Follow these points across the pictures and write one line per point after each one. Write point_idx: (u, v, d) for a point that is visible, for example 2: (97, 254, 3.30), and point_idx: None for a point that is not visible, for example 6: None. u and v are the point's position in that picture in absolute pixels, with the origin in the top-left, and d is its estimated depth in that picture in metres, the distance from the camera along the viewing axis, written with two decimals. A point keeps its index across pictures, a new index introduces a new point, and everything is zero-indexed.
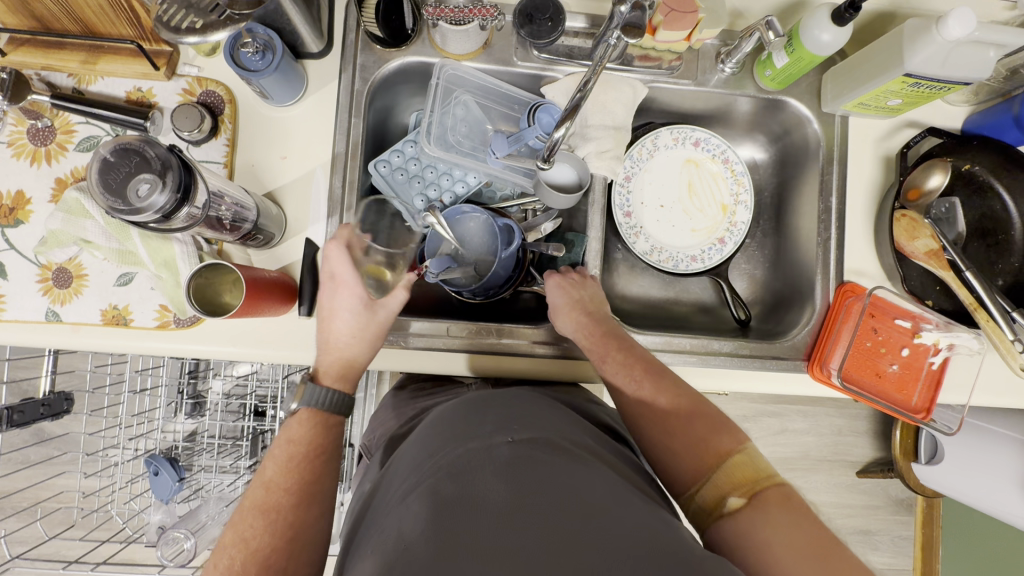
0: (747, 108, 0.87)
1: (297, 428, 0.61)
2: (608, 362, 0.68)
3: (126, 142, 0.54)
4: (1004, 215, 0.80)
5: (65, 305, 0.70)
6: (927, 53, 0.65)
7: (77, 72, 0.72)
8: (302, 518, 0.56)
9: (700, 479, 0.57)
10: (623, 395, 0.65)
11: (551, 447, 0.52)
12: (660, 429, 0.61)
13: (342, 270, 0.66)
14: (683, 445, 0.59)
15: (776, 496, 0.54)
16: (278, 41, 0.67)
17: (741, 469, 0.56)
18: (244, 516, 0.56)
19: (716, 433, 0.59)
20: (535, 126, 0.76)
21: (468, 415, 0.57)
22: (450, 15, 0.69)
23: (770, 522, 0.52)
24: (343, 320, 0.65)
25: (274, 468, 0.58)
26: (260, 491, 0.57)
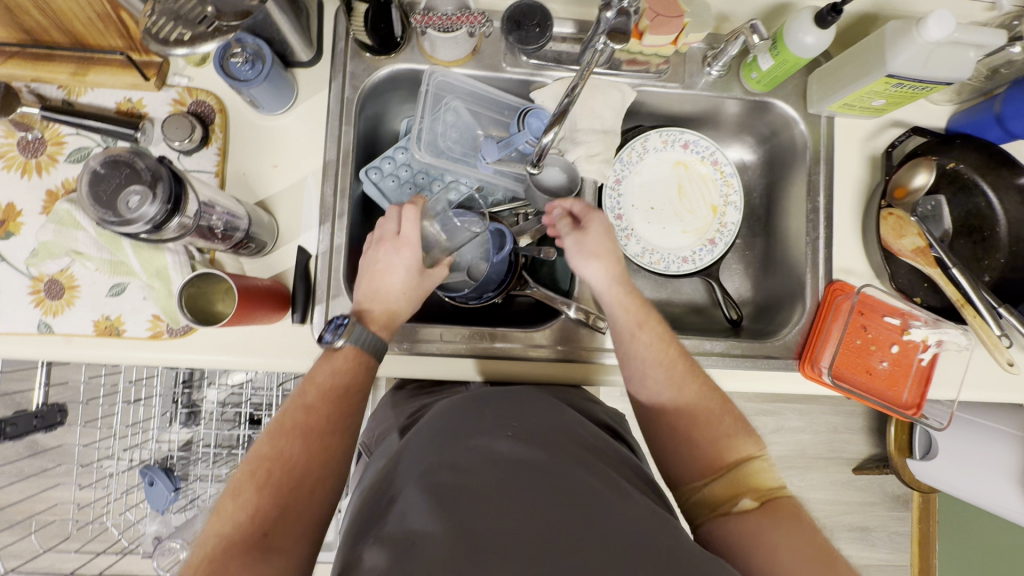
0: (735, 110, 0.87)
1: (340, 363, 0.61)
2: (642, 331, 0.67)
3: (115, 154, 0.54)
4: (989, 212, 0.82)
5: (57, 317, 0.70)
6: (908, 54, 0.66)
7: (66, 84, 0.72)
8: (335, 446, 0.57)
9: (712, 475, 0.59)
10: (652, 367, 0.65)
11: (552, 447, 0.53)
12: (688, 413, 0.62)
13: (408, 228, 0.68)
14: (702, 443, 0.61)
15: (787, 506, 0.56)
16: (267, 51, 0.67)
17: (757, 477, 0.58)
18: (282, 432, 0.55)
19: (738, 435, 0.61)
20: (524, 131, 0.78)
21: (470, 414, 0.58)
22: (438, 23, 0.69)
23: (779, 525, 0.54)
24: (400, 276, 0.67)
25: (316, 394, 0.59)
26: (299, 413, 0.57)
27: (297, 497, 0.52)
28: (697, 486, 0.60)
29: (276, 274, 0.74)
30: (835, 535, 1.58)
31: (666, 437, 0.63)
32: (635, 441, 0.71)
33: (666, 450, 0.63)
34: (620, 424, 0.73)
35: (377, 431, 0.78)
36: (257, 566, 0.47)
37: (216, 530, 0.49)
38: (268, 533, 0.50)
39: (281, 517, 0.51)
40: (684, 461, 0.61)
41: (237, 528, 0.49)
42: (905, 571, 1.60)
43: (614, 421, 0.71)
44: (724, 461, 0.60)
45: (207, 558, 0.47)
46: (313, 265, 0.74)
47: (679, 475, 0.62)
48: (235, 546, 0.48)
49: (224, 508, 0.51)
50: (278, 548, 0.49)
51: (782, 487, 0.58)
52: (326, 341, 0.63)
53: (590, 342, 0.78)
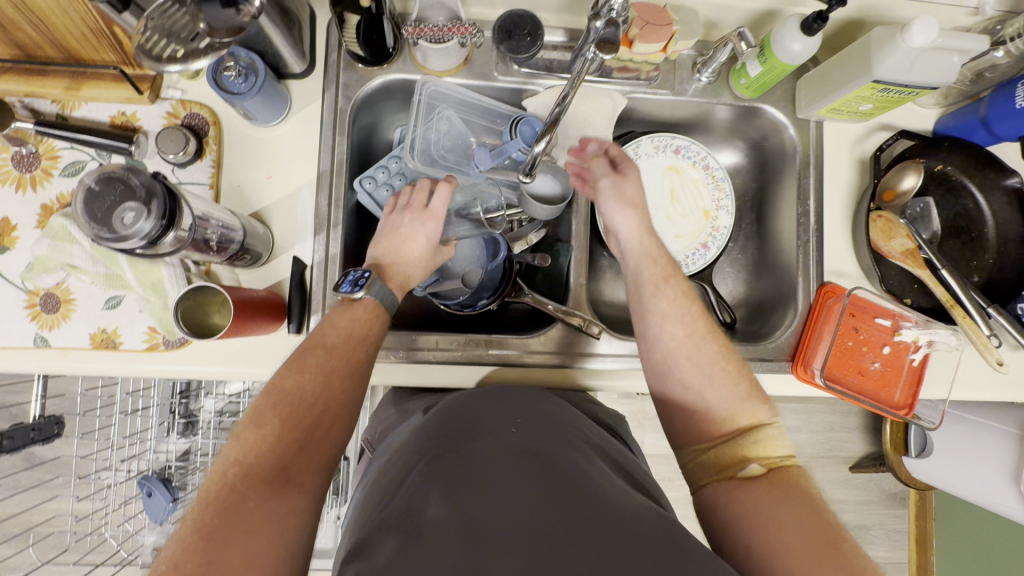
0: (725, 116, 0.88)
1: (359, 312, 0.63)
2: (666, 285, 0.67)
3: (109, 170, 0.54)
4: (978, 213, 0.83)
5: (54, 330, 0.70)
6: (893, 60, 0.67)
7: (60, 99, 0.72)
8: (350, 389, 0.58)
9: (723, 435, 0.60)
10: (672, 322, 0.65)
11: (553, 439, 0.55)
12: (704, 372, 0.62)
13: (434, 200, 0.73)
14: (717, 398, 0.61)
15: (795, 478, 0.56)
16: (260, 64, 0.68)
17: (767, 445, 0.59)
18: (304, 367, 0.57)
19: (752, 400, 0.61)
20: (516, 139, 0.76)
21: (471, 405, 0.60)
22: (429, 34, 0.70)
23: (785, 495, 0.54)
24: (421, 243, 0.71)
25: (335, 335, 0.61)
26: (319, 351, 0.59)
27: (314, 436, 0.54)
28: (704, 446, 0.61)
29: (272, 285, 0.74)
30: None
31: (677, 392, 0.63)
32: (632, 439, 0.75)
33: (676, 405, 0.63)
34: (616, 423, 0.75)
35: (379, 428, 0.79)
36: (275, 496, 0.49)
37: (233, 460, 0.51)
38: (286, 467, 0.51)
39: (298, 453, 0.52)
40: (696, 418, 0.62)
41: (256, 460, 0.50)
42: (903, 567, 1.61)
43: (609, 420, 0.73)
44: (735, 424, 0.60)
45: (224, 487, 0.48)
46: (308, 274, 0.74)
47: (685, 437, 0.62)
48: (254, 477, 0.49)
49: (241, 440, 0.52)
50: (294, 482, 0.51)
51: (790, 457, 0.58)
52: (342, 292, 0.65)
53: (585, 347, 0.79)
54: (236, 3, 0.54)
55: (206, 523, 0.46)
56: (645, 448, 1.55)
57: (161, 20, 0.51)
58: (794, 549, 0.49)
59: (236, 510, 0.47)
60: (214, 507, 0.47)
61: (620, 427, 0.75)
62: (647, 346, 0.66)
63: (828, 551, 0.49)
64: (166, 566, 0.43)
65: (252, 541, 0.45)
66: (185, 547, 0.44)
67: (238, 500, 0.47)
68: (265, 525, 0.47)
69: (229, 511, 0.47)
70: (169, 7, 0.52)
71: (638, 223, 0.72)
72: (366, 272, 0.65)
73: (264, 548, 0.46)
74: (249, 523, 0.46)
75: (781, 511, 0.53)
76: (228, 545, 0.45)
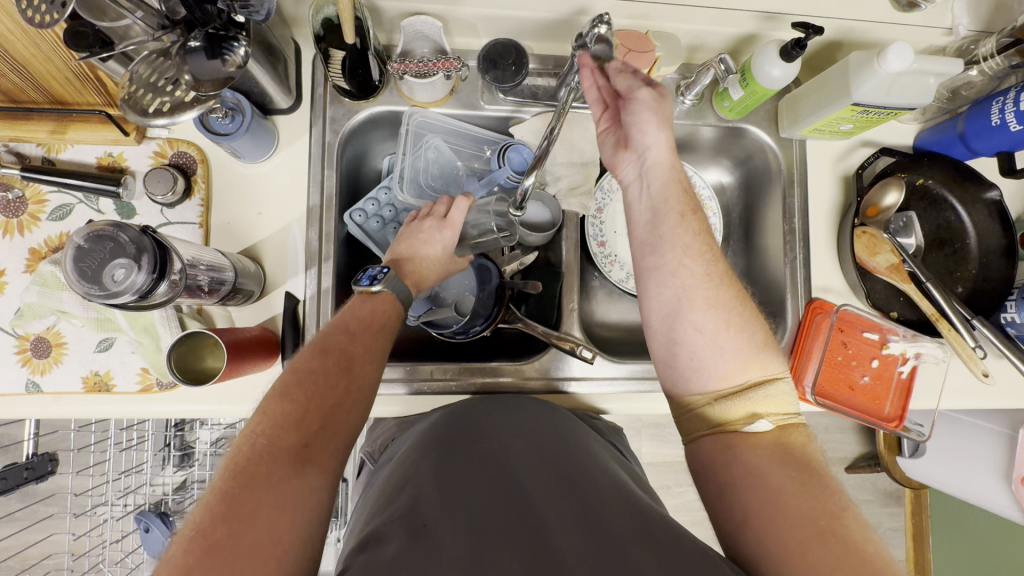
0: (710, 136, 0.90)
1: (380, 304, 0.65)
2: (685, 222, 0.64)
3: (98, 228, 0.54)
4: (959, 226, 0.84)
5: (45, 375, 0.70)
6: (870, 85, 0.68)
7: (46, 142, 0.72)
8: (369, 376, 0.59)
9: (733, 382, 0.58)
10: (690, 257, 0.62)
11: (559, 451, 0.60)
12: (719, 315, 0.60)
13: (455, 211, 0.73)
14: (731, 343, 0.59)
15: (799, 436, 0.55)
16: (247, 103, 0.68)
17: (775, 399, 0.57)
18: (328, 348, 0.58)
19: (765, 351, 0.60)
20: (506, 167, 0.80)
21: (480, 420, 0.65)
22: (415, 69, 0.71)
23: (788, 454, 0.53)
24: (436, 249, 0.72)
25: (356, 323, 0.62)
26: (343, 336, 0.60)
27: (336, 417, 0.54)
28: (708, 397, 0.59)
29: (267, 320, 0.74)
30: None
31: (689, 334, 0.60)
32: (631, 455, 0.76)
33: (686, 347, 0.60)
34: (618, 440, 0.75)
35: (379, 441, 0.79)
36: (297, 473, 0.48)
37: (256, 433, 0.50)
38: (308, 444, 0.51)
39: (320, 432, 0.52)
40: (708, 363, 0.59)
41: (281, 434, 0.50)
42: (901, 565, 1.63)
43: (608, 435, 0.74)
44: (747, 373, 0.58)
45: (248, 458, 0.48)
46: (301, 309, 0.74)
47: (691, 384, 0.60)
48: (278, 451, 0.49)
49: (265, 414, 0.51)
50: (317, 459, 0.51)
51: (795, 415, 0.57)
52: (362, 286, 0.66)
53: (580, 371, 0.80)
54: (221, 53, 0.54)
55: (229, 493, 0.45)
56: (643, 457, 1.56)
57: (146, 70, 0.54)
58: (793, 515, 0.48)
59: (261, 482, 0.46)
60: (237, 477, 0.46)
61: (617, 441, 0.75)
62: (661, 280, 0.62)
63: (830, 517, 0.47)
64: (188, 534, 0.43)
65: (276, 515, 0.45)
66: (208, 517, 0.44)
67: (263, 472, 0.47)
68: (289, 500, 0.46)
69: (253, 482, 0.46)
70: (155, 57, 0.54)
71: (664, 146, 0.65)
72: (386, 268, 0.67)
73: (287, 523, 0.45)
74: (274, 496, 0.46)
75: (784, 476, 0.51)
76: (251, 518, 0.44)
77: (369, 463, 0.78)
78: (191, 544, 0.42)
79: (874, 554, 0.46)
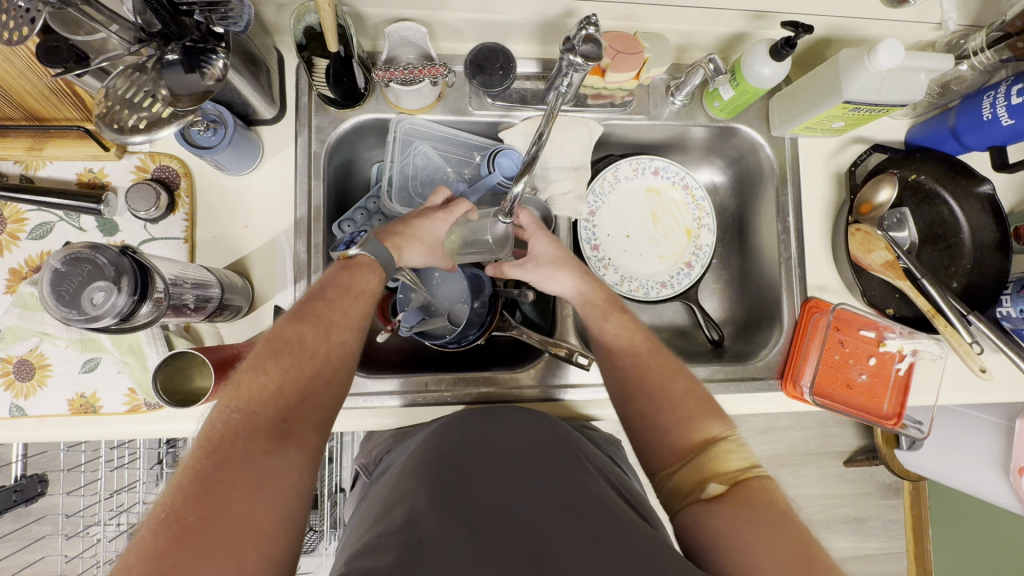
0: (701, 136, 0.89)
1: (362, 271, 0.62)
2: (607, 323, 0.70)
3: (76, 250, 0.53)
4: (952, 220, 0.84)
5: (29, 399, 0.68)
6: (862, 82, 0.68)
7: (24, 159, 0.70)
8: (350, 343, 0.58)
9: (679, 461, 0.57)
10: (618, 357, 0.67)
11: (547, 455, 0.59)
12: (653, 398, 0.62)
13: (456, 204, 0.74)
14: (668, 421, 0.60)
15: (758, 488, 0.53)
16: (229, 116, 0.66)
17: (723, 459, 0.56)
18: (305, 317, 0.56)
19: (703, 417, 0.59)
20: (494, 173, 0.80)
21: (470, 423, 0.64)
22: (400, 77, 0.69)
23: (748, 511, 0.51)
24: (430, 227, 0.71)
25: (335, 289, 0.59)
26: (320, 302, 0.58)
27: (316, 389, 0.53)
28: (668, 470, 0.58)
29: (257, 334, 0.73)
30: (831, 527, 1.61)
31: (633, 423, 0.62)
32: (629, 464, 0.75)
33: (637, 441, 0.62)
34: (615, 450, 0.74)
35: (373, 453, 0.78)
36: (276, 451, 0.47)
37: (231, 409, 0.49)
38: (287, 418, 0.50)
39: (299, 405, 0.52)
40: (654, 447, 0.60)
41: (258, 410, 0.49)
42: (901, 557, 1.63)
43: (605, 446, 0.73)
44: (695, 438, 0.58)
45: (222, 435, 0.47)
46: None
47: (651, 466, 0.60)
48: (255, 428, 0.48)
49: (240, 388, 0.50)
50: (297, 434, 0.50)
51: (751, 467, 0.55)
52: (339, 253, 0.64)
53: (574, 377, 0.79)
54: (199, 67, 0.53)
55: (203, 473, 0.44)
56: None
57: (124, 85, 0.52)
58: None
59: (239, 460, 0.45)
60: (212, 456, 0.45)
61: (614, 451, 0.74)
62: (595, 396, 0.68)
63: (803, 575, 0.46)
64: (160, 517, 0.41)
65: (255, 494, 0.44)
66: (181, 498, 0.42)
67: (240, 450, 0.46)
68: (269, 478, 0.46)
69: (230, 461, 0.45)
70: (132, 72, 0.52)
71: (573, 277, 0.73)
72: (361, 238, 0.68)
73: (268, 501, 0.45)
74: (253, 475, 0.45)
75: (748, 531, 0.50)
76: (229, 498, 0.43)
77: (363, 476, 0.76)
78: (164, 527, 0.41)
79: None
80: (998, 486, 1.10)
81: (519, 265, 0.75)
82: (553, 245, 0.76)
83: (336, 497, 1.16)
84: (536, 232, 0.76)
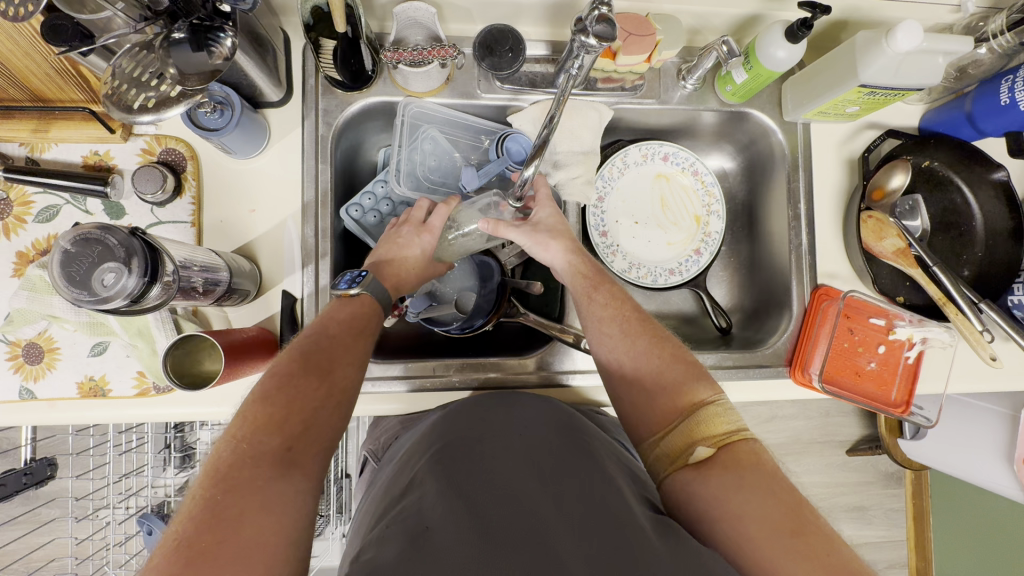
0: (712, 121, 0.88)
1: (361, 307, 0.63)
2: (596, 293, 0.68)
3: (85, 231, 0.53)
4: (966, 208, 0.82)
5: (39, 381, 0.68)
6: (878, 65, 0.66)
7: (29, 141, 0.70)
8: (353, 377, 0.58)
9: (669, 425, 0.58)
10: (606, 326, 0.66)
11: (572, 443, 0.59)
12: (642, 363, 0.62)
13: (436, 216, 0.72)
14: (657, 387, 0.60)
15: (746, 450, 0.54)
16: (236, 97, 0.66)
17: (711, 423, 0.56)
18: (306, 353, 0.56)
19: (690, 381, 0.60)
20: (504, 157, 0.78)
21: (474, 415, 0.63)
22: (409, 58, 0.69)
23: (741, 479, 0.52)
24: (416, 252, 0.72)
25: (338, 325, 0.60)
26: (324, 339, 0.58)
27: (320, 420, 0.53)
28: (657, 437, 0.58)
29: (265, 319, 0.73)
30: (833, 516, 1.62)
31: (621, 391, 0.62)
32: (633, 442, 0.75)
33: (625, 409, 0.62)
34: (622, 434, 0.74)
35: (381, 439, 0.78)
36: (283, 478, 0.47)
37: (235, 441, 0.48)
38: (292, 448, 0.49)
39: (305, 435, 0.51)
40: (642, 413, 0.60)
41: (263, 440, 0.48)
42: (901, 546, 1.64)
43: (614, 431, 0.73)
44: (682, 405, 0.58)
45: (230, 463, 0.46)
46: (299, 308, 0.72)
47: (639, 432, 0.60)
48: (260, 456, 0.47)
49: (243, 420, 0.50)
50: (302, 464, 0.49)
51: (739, 431, 0.56)
52: (340, 290, 0.66)
53: (580, 364, 0.79)
54: (207, 44, 0.52)
55: (210, 504, 0.44)
56: None
57: (130, 64, 0.52)
58: (760, 546, 0.48)
59: (245, 489, 0.45)
60: (221, 484, 0.45)
61: (622, 437, 0.74)
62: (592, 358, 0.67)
63: (801, 543, 0.48)
64: (172, 544, 0.41)
65: (261, 523, 0.44)
66: (190, 529, 0.42)
67: (246, 479, 0.45)
68: (274, 506, 0.45)
69: (236, 489, 0.45)
70: (139, 50, 0.52)
71: (567, 251, 0.71)
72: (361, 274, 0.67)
73: (272, 532, 0.44)
74: (258, 504, 0.44)
75: (740, 497, 0.51)
76: (236, 526, 0.43)
77: (371, 461, 0.77)
78: (173, 556, 0.41)
79: (843, 568, 0.47)
80: (1002, 476, 1.11)
81: (515, 224, 0.71)
82: (554, 217, 0.74)
83: (341, 483, 1.17)
84: (541, 202, 0.74)
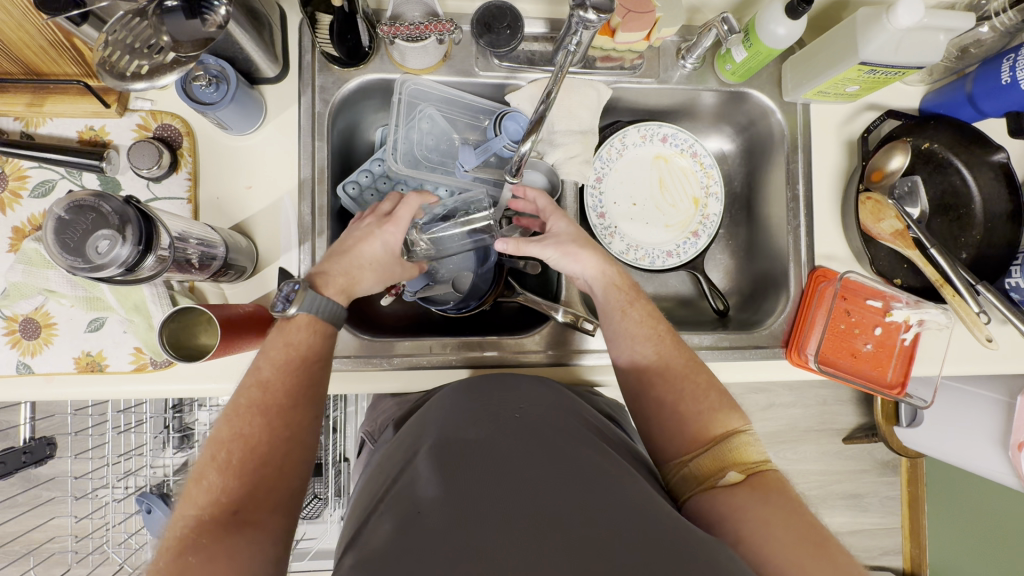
0: (711, 101, 0.87)
1: (296, 333, 0.60)
2: (631, 310, 0.69)
3: (79, 199, 0.53)
4: (965, 191, 0.82)
5: (36, 356, 0.68)
6: (879, 42, 0.66)
7: (24, 115, 0.69)
8: (296, 418, 0.56)
9: (697, 449, 0.59)
10: (640, 343, 0.67)
11: (546, 433, 0.57)
12: (672, 389, 0.63)
13: (401, 209, 0.70)
14: (689, 411, 0.61)
15: (775, 478, 0.56)
16: (232, 71, 0.65)
17: (743, 451, 0.58)
18: (241, 410, 0.54)
19: (723, 409, 0.61)
20: (501, 135, 0.76)
21: (444, 411, 0.61)
22: (405, 33, 0.67)
23: (765, 498, 0.53)
24: (377, 247, 0.68)
25: (270, 367, 0.57)
26: (256, 389, 0.56)
27: (272, 467, 0.52)
28: (684, 459, 0.60)
29: (262, 296, 0.73)
30: (827, 503, 1.63)
31: (649, 409, 0.64)
32: (634, 427, 0.75)
33: (653, 427, 0.63)
34: (620, 416, 0.75)
35: (379, 420, 0.78)
36: (229, 540, 0.47)
37: (186, 512, 0.49)
38: (239, 509, 0.49)
39: (252, 493, 0.50)
40: (670, 436, 0.61)
41: (207, 507, 0.49)
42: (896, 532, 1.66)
43: (611, 412, 0.73)
44: (711, 433, 0.60)
45: (180, 537, 0.47)
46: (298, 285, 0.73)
47: (665, 452, 0.62)
48: (207, 523, 0.48)
49: (191, 495, 0.50)
50: (252, 520, 0.49)
51: (766, 460, 0.58)
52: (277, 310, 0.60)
53: (581, 344, 0.79)
54: (201, 13, 0.52)
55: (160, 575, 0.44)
56: None
57: (122, 33, 0.51)
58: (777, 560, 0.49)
59: (191, 555, 0.45)
60: (169, 556, 0.46)
61: (619, 416, 0.74)
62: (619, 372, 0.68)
63: (816, 548, 0.49)
64: None
65: None
66: None
67: (193, 545, 0.46)
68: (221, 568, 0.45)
69: (181, 558, 0.45)
70: (131, 18, 0.50)
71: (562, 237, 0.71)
72: (296, 284, 0.61)
73: None
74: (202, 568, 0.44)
75: (761, 508, 0.53)
76: None
77: (369, 442, 0.77)
78: None
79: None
80: (997, 462, 1.10)
81: (539, 241, 0.71)
82: (570, 227, 0.74)
83: (339, 466, 1.18)
84: (549, 212, 0.75)
